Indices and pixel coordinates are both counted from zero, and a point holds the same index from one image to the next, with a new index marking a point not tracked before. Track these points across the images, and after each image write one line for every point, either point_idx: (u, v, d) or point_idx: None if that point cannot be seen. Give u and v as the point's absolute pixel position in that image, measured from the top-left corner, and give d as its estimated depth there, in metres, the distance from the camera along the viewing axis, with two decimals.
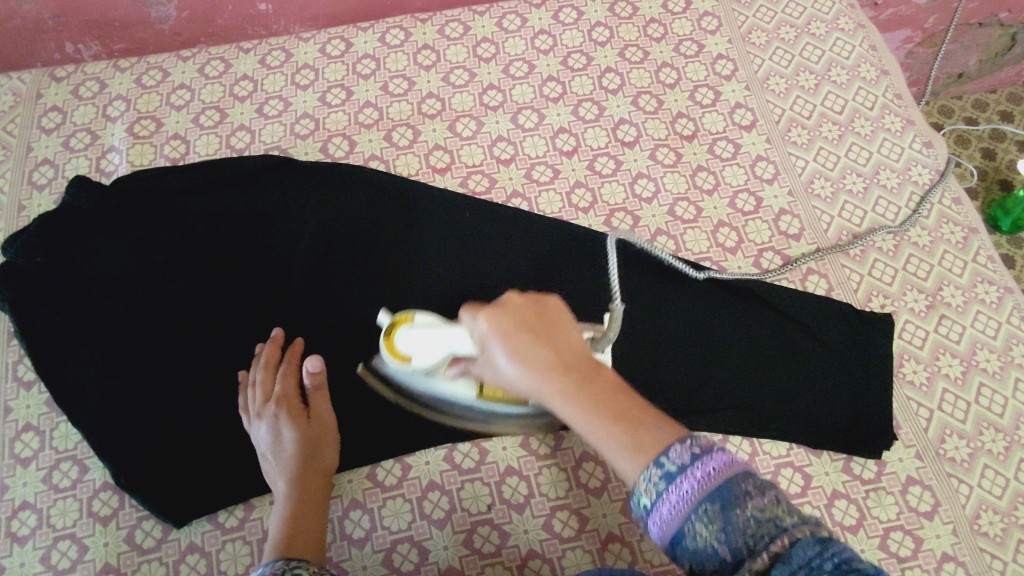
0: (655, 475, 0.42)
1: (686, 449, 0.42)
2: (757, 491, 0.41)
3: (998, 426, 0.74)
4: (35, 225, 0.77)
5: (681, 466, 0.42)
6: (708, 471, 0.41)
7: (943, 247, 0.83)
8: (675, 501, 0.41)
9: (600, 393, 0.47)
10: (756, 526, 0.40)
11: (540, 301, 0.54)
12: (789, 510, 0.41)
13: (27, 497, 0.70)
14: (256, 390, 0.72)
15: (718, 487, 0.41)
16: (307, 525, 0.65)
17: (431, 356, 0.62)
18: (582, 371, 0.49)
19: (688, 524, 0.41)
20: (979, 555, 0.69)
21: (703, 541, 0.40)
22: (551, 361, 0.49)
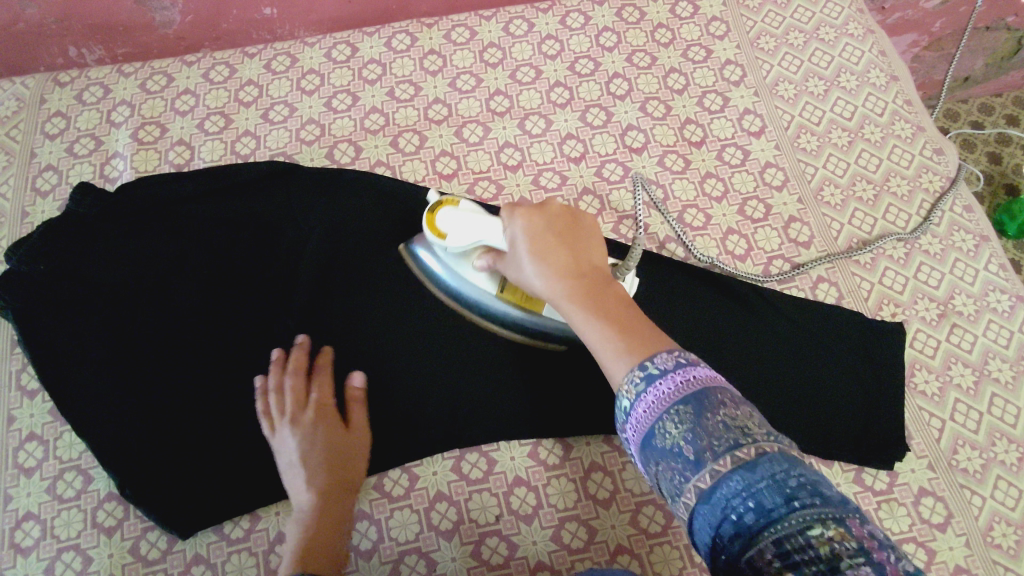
0: (638, 376, 0.47)
1: (671, 358, 0.47)
2: (732, 405, 0.44)
3: (1011, 437, 0.74)
4: (38, 234, 0.76)
5: (662, 371, 0.46)
6: (686, 376, 0.45)
7: (954, 255, 0.82)
8: (651, 400, 0.46)
9: (601, 299, 0.55)
10: (723, 430, 0.42)
11: (577, 214, 0.62)
12: (762, 428, 0.43)
13: (30, 508, 0.70)
14: (285, 396, 0.70)
15: (693, 392, 0.44)
16: (327, 532, 0.64)
17: (466, 243, 0.63)
18: (590, 279, 0.57)
19: (659, 422, 0.45)
20: (993, 568, 0.68)
21: (670, 440, 0.44)
22: (564, 266, 0.57)
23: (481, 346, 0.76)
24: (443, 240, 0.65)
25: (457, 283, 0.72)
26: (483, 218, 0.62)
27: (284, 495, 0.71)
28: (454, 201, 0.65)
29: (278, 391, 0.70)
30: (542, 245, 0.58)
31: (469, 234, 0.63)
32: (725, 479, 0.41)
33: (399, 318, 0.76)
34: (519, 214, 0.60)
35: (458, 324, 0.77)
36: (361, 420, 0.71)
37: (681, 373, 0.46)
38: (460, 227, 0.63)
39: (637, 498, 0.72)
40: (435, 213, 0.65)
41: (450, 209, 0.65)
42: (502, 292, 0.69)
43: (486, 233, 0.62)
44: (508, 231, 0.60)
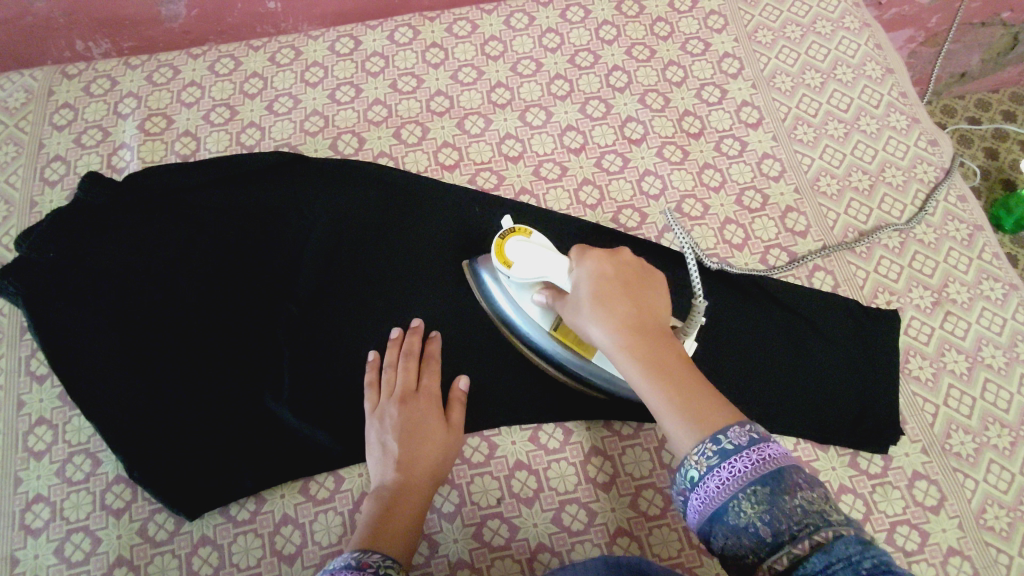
0: (710, 450, 0.48)
1: (744, 433, 0.48)
2: (807, 486, 0.45)
3: (1004, 422, 0.75)
4: (48, 221, 0.78)
5: (736, 447, 0.47)
6: (761, 455, 0.46)
7: (948, 244, 0.84)
8: (724, 476, 0.47)
9: (664, 358, 0.55)
10: (800, 514, 0.44)
11: (646, 271, 0.63)
12: (837, 509, 0.45)
13: (40, 490, 0.71)
14: (398, 377, 0.72)
15: (769, 473, 0.46)
16: (398, 518, 0.64)
17: (530, 275, 0.65)
18: (655, 337, 0.57)
19: (733, 500, 0.46)
20: (985, 549, 0.69)
21: (745, 519, 0.45)
22: (628, 318, 0.57)
23: (483, 335, 0.77)
24: (508, 269, 0.67)
25: (510, 310, 0.72)
26: (552, 255, 0.65)
27: (288, 478, 0.72)
28: (525, 233, 0.68)
29: (393, 369, 0.73)
30: (608, 294, 0.59)
31: (536, 266, 0.65)
32: (802, 562, 0.42)
33: (403, 305, 0.78)
34: (591, 259, 0.62)
35: (460, 315, 0.78)
36: (459, 420, 0.72)
37: (755, 450, 0.47)
38: (528, 258, 0.65)
39: (636, 482, 0.73)
40: (506, 241, 0.67)
41: (521, 239, 0.67)
42: (554, 331, 0.69)
43: (551, 270, 0.64)
44: (576, 273, 0.62)
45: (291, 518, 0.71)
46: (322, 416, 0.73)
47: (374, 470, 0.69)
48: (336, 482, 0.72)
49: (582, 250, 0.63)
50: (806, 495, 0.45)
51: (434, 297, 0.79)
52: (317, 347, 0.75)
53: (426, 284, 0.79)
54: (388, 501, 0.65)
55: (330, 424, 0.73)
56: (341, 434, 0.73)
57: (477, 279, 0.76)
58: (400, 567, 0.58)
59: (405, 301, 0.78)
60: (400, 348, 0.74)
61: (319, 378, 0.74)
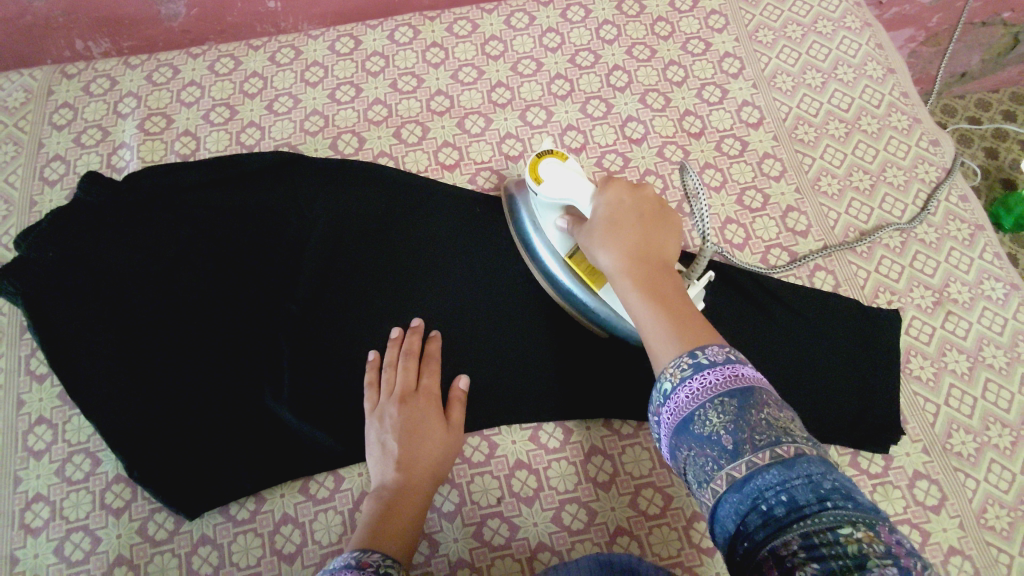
0: (687, 362, 0.49)
1: (722, 352, 0.49)
2: (776, 407, 0.45)
3: (1006, 422, 0.75)
4: (47, 221, 0.78)
5: (711, 362, 0.48)
6: (734, 371, 0.47)
7: (950, 244, 0.84)
8: (696, 387, 0.47)
9: (659, 282, 0.57)
10: (766, 427, 0.43)
11: (664, 208, 0.64)
12: (802, 432, 0.44)
13: (40, 490, 0.71)
14: (397, 376, 0.72)
15: (739, 388, 0.46)
16: (397, 518, 0.64)
17: (556, 196, 0.68)
18: (655, 266, 0.59)
19: (701, 409, 0.46)
20: (986, 549, 0.69)
21: (710, 427, 0.45)
22: (632, 244, 0.60)
23: (483, 332, 0.77)
24: (537, 185, 0.69)
25: (535, 234, 0.76)
26: (581, 181, 0.67)
27: (288, 478, 0.72)
28: (562, 157, 0.71)
29: (393, 367, 0.73)
30: (619, 221, 0.62)
31: (563, 188, 0.67)
32: (760, 471, 0.42)
33: (404, 303, 0.78)
34: (611, 188, 0.64)
35: (461, 312, 0.78)
36: (459, 419, 0.72)
37: (729, 367, 0.47)
38: (558, 179, 0.68)
39: (636, 481, 0.73)
40: (541, 160, 0.70)
41: (557, 162, 0.70)
42: (569, 258, 0.72)
43: (576, 193, 0.67)
44: (595, 199, 0.65)
45: (291, 518, 0.71)
46: (322, 415, 0.73)
47: (374, 470, 0.69)
48: (335, 481, 0.72)
49: (606, 179, 0.66)
50: (773, 412, 0.44)
51: (435, 295, 0.79)
52: (317, 346, 0.75)
53: (426, 283, 0.79)
54: (387, 500, 0.65)
55: (330, 424, 0.73)
56: (341, 435, 0.73)
57: (512, 206, 0.80)
58: (400, 567, 0.58)
59: (406, 300, 0.78)
60: (400, 347, 0.74)
61: (318, 377, 0.74)
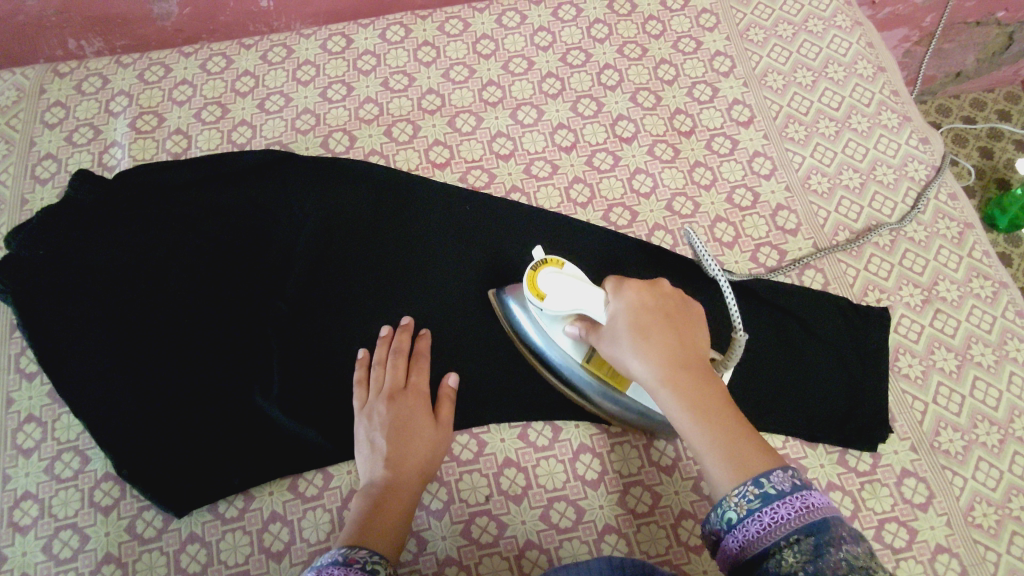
0: (752, 493, 0.49)
1: (787, 479, 0.49)
2: (850, 538, 0.46)
3: (993, 419, 0.75)
4: (37, 219, 0.78)
5: (779, 492, 0.48)
6: (805, 503, 0.48)
7: (939, 242, 0.84)
8: (767, 521, 0.48)
9: (706, 394, 0.55)
10: (845, 566, 0.44)
11: (682, 301, 0.62)
12: (880, 565, 0.45)
13: (28, 488, 0.71)
14: (386, 375, 0.72)
15: (813, 523, 0.47)
16: (386, 515, 0.64)
17: (564, 308, 0.63)
18: (695, 372, 0.56)
19: (776, 546, 0.47)
20: (974, 547, 0.69)
21: (787, 565, 0.46)
22: (670, 352, 0.57)
23: (473, 332, 0.78)
24: (541, 301, 0.65)
25: (541, 340, 0.71)
26: (587, 287, 0.62)
27: (277, 475, 0.72)
28: (558, 264, 0.66)
29: (382, 366, 0.73)
30: (649, 326, 0.58)
31: (569, 301, 0.63)
32: None
33: (393, 302, 0.78)
34: (628, 289, 0.61)
35: (450, 313, 0.78)
36: (448, 417, 0.72)
37: (798, 498, 0.48)
38: (561, 291, 0.63)
39: (624, 480, 0.73)
40: (539, 272, 0.65)
41: (554, 270, 0.65)
42: (588, 363, 0.68)
43: (587, 303, 0.62)
44: (612, 303, 0.61)
45: (279, 515, 0.71)
46: (311, 412, 0.73)
47: (362, 467, 0.69)
48: (324, 479, 0.72)
49: (616, 278, 0.63)
50: (850, 548, 0.45)
51: (425, 294, 0.79)
52: (307, 346, 0.75)
53: (417, 283, 0.79)
54: (376, 498, 0.65)
55: (320, 422, 0.73)
56: (331, 432, 0.73)
57: (505, 308, 0.75)
58: (387, 564, 0.58)
59: (394, 299, 0.78)
60: (389, 345, 0.75)
61: (307, 376, 0.74)
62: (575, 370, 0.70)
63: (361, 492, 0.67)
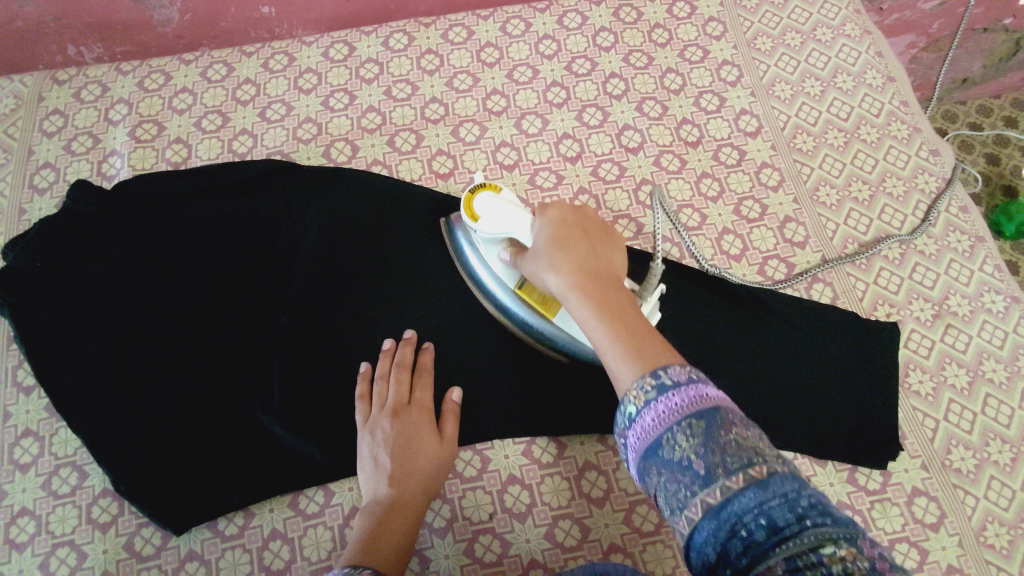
0: (649, 384, 0.46)
1: (684, 371, 0.47)
2: (743, 427, 0.44)
3: (1005, 437, 0.73)
4: (36, 230, 0.77)
5: (675, 383, 0.46)
6: (699, 392, 0.45)
7: (949, 256, 0.83)
8: (661, 410, 0.45)
9: (614, 300, 0.55)
10: (737, 449, 0.42)
11: (607, 225, 0.63)
12: (770, 450, 0.43)
13: (25, 504, 0.70)
14: (389, 391, 0.71)
15: (706, 408, 0.44)
16: (389, 534, 0.63)
17: (494, 231, 0.66)
18: (604, 280, 0.57)
19: (669, 432, 0.44)
20: (986, 567, 0.68)
21: (680, 453, 0.43)
22: (582, 262, 0.58)
23: (474, 344, 0.77)
24: (475, 223, 0.67)
25: (481, 269, 0.74)
26: (517, 211, 0.65)
27: (276, 492, 0.70)
28: (495, 189, 0.67)
29: (384, 380, 0.72)
30: (566, 240, 0.60)
31: (500, 224, 0.65)
32: (737, 497, 0.40)
33: (393, 313, 0.77)
34: (552, 209, 0.63)
35: (451, 324, 0.77)
36: (452, 433, 0.71)
37: (693, 388, 0.45)
38: (494, 214, 0.65)
39: (630, 497, 0.72)
40: (475, 195, 0.67)
41: (490, 195, 0.67)
42: (518, 289, 0.70)
43: (515, 226, 0.64)
44: (536, 223, 0.63)
45: (279, 533, 0.69)
46: (311, 426, 0.72)
47: (366, 486, 0.67)
48: (325, 496, 0.71)
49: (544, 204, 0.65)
50: (743, 432, 0.43)
51: (427, 306, 0.78)
52: (308, 358, 0.74)
53: (418, 294, 0.78)
54: (379, 516, 0.64)
55: (320, 437, 0.72)
56: (333, 448, 0.72)
57: (454, 241, 0.78)
58: None
59: (394, 310, 0.77)
60: (392, 359, 0.73)
61: (306, 388, 0.73)
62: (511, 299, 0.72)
63: (362, 510, 0.66)
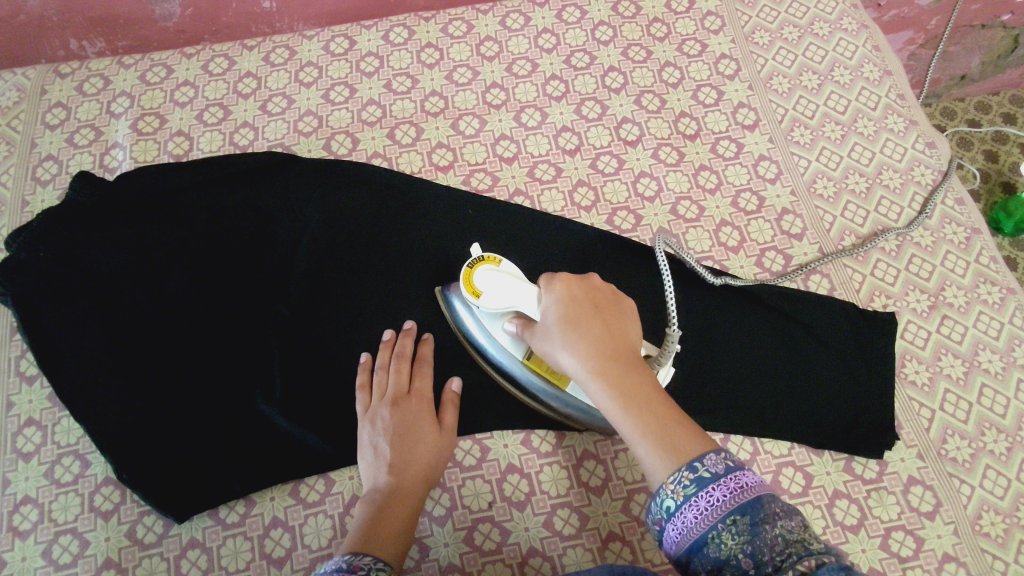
0: (687, 479, 0.48)
1: (720, 461, 0.49)
2: (787, 516, 0.46)
3: (1000, 427, 0.74)
4: (38, 221, 0.77)
5: (713, 475, 0.48)
6: (739, 483, 0.47)
7: (945, 247, 0.83)
8: (703, 506, 0.47)
9: (634, 382, 0.55)
10: (782, 543, 0.44)
11: (614, 295, 0.63)
12: (815, 538, 0.45)
13: (28, 492, 0.71)
14: (389, 380, 0.72)
15: (747, 502, 0.46)
16: (391, 522, 0.63)
17: (499, 305, 0.65)
18: (620, 359, 0.56)
19: (713, 530, 0.46)
20: (981, 556, 0.68)
21: (727, 550, 0.46)
22: (596, 340, 0.57)
23: None
24: (477, 298, 0.66)
25: (483, 338, 0.71)
26: (522, 284, 0.64)
27: (277, 481, 0.71)
28: (494, 261, 0.67)
29: (384, 370, 0.72)
30: (577, 316, 0.59)
31: (503, 297, 0.64)
32: None
33: (392, 306, 0.78)
34: (558, 282, 0.62)
35: None
36: (451, 422, 0.71)
37: (732, 479, 0.48)
38: (497, 288, 0.64)
39: (628, 486, 0.73)
40: (474, 270, 0.67)
41: (490, 267, 0.66)
42: (529, 360, 0.68)
43: (521, 300, 0.63)
44: (543, 298, 0.62)
45: (280, 521, 0.70)
46: (311, 416, 0.73)
47: (366, 473, 0.68)
48: (326, 485, 0.72)
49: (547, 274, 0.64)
50: (785, 523, 0.45)
51: (425, 300, 0.78)
52: (309, 350, 0.75)
53: (419, 287, 0.79)
54: (380, 504, 0.64)
55: (321, 427, 0.72)
56: (334, 438, 0.72)
57: (450, 308, 0.75)
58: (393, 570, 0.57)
59: (394, 303, 0.78)
60: (392, 349, 0.74)
61: (306, 380, 0.74)
62: (518, 368, 0.70)
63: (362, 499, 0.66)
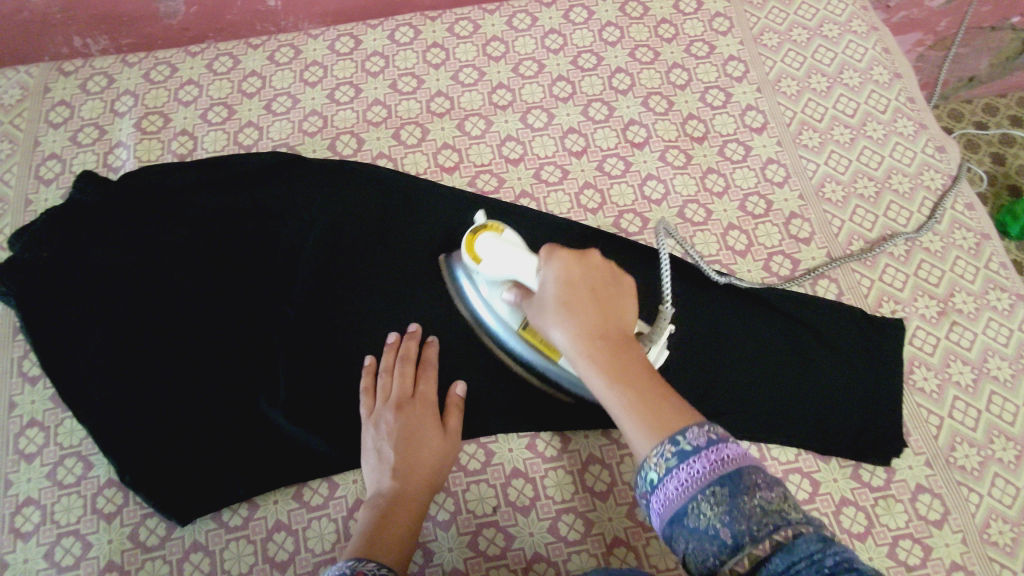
0: (669, 451, 0.47)
1: (702, 433, 0.47)
2: (768, 487, 0.45)
3: (1009, 435, 0.73)
4: (42, 221, 0.77)
5: (695, 447, 0.47)
6: (720, 455, 0.46)
7: (955, 253, 0.82)
8: (683, 478, 0.46)
9: (623, 359, 0.54)
10: (761, 514, 0.44)
11: (612, 269, 0.61)
12: (795, 509, 0.44)
13: (30, 493, 0.70)
14: (393, 384, 0.71)
15: (728, 473, 0.45)
16: (394, 528, 0.62)
17: (498, 273, 0.65)
18: (610, 336, 0.56)
19: (692, 501, 0.46)
20: (989, 564, 0.68)
21: (705, 520, 0.45)
22: (587, 316, 0.57)
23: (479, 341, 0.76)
24: (478, 264, 0.66)
25: (483, 308, 0.72)
26: (522, 252, 0.63)
27: (281, 484, 0.70)
28: (497, 230, 0.67)
29: (389, 373, 0.72)
30: (570, 290, 0.58)
31: (502, 264, 0.64)
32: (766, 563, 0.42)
33: (397, 307, 0.77)
34: (555, 255, 0.61)
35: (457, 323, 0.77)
36: (456, 427, 0.71)
37: (714, 451, 0.46)
38: (498, 255, 0.64)
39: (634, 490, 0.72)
40: (477, 237, 0.67)
41: (493, 235, 0.66)
42: (523, 330, 0.68)
43: (519, 268, 0.63)
44: (539, 270, 0.61)
45: (283, 525, 0.70)
46: (316, 418, 0.72)
47: (370, 478, 0.67)
48: (330, 488, 0.71)
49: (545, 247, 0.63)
50: (765, 495, 0.44)
51: (431, 302, 0.78)
52: (314, 351, 0.74)
53: (424, 289, 0.78)
54: (382, 509, 0.64)
55: (326, 429, 0.72)
56: (339, 442, 0.72)
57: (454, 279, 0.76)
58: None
59: (399, 304, 0.77)
60: (397, 352, 0.73)
61: (311, 382, 0.73)
62: (514, 339, 0.70)
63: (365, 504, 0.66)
